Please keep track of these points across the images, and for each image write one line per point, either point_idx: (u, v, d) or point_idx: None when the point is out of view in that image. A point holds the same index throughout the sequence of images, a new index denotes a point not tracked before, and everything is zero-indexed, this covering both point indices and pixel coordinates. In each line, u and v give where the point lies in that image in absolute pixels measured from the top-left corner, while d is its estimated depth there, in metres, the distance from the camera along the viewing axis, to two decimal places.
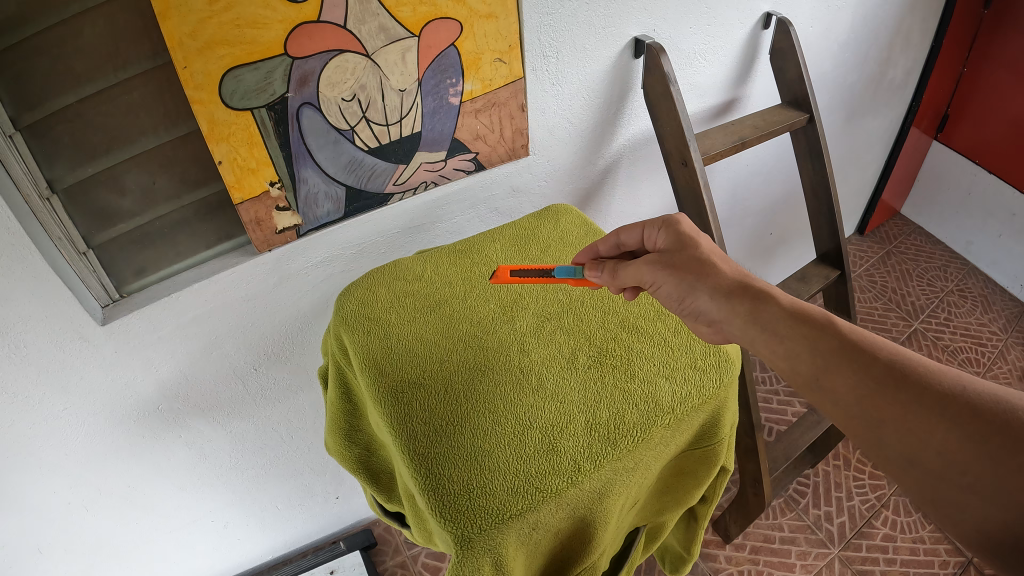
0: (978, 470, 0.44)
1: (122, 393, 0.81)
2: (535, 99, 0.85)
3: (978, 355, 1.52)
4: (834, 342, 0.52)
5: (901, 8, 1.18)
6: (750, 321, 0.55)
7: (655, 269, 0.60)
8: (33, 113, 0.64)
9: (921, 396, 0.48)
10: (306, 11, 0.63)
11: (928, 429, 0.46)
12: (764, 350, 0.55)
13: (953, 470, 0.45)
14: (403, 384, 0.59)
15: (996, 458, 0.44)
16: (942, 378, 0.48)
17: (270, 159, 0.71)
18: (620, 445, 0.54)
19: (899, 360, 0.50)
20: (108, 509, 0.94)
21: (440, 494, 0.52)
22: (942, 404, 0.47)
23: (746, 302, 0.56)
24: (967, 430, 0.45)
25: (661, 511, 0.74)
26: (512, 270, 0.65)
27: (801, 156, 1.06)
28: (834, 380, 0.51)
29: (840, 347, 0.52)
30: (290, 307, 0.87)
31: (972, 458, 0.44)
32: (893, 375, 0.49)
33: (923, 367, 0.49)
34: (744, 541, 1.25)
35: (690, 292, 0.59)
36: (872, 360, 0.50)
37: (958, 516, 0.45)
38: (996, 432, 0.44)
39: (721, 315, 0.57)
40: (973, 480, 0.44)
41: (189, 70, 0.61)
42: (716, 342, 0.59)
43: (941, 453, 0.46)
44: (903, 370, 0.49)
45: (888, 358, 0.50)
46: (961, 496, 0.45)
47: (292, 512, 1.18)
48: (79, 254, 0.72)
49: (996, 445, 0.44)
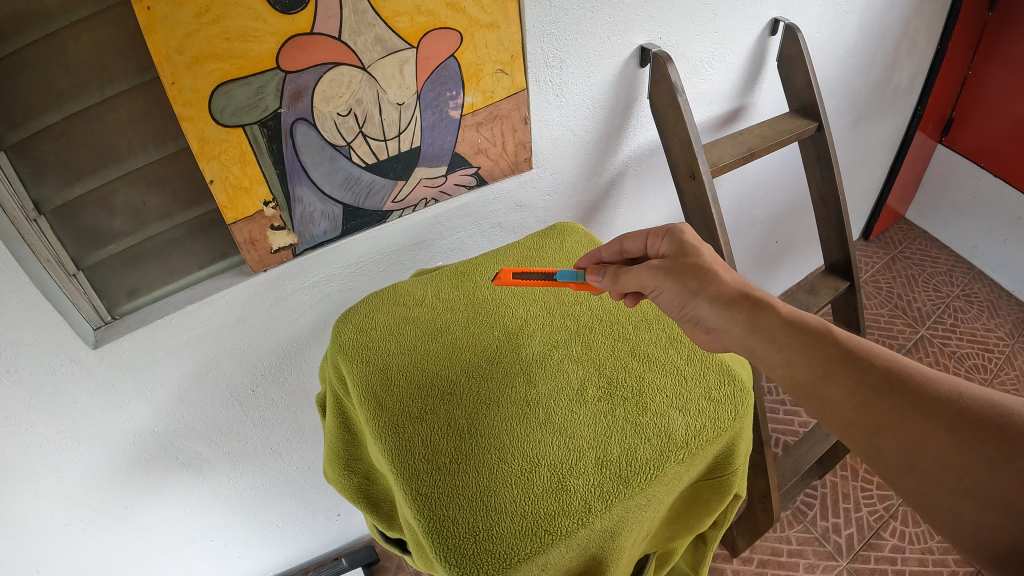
0: (976, 475, 0.43)
1: (116, 417, 0.79)
2: (538, 109, 0.82)
3: (985, 361, 1.50)
4: (832, 350, 0.50)
5: (909, 11, 1.16)
6: (749, 329, 0.53)
7: (657, 274, 0.58)
8: (17, 132, 0.61)
9: (919, 403, 0.46)
10: (299, 22, 0.60)
11: (925, 434, 0.45)
12: (765, 361, 0.53)
13: (950, 476, 0.44)
14: (403, 418, 0.56)
15: (992, 463, 0.42)
16: (937, 384, 0.46)
17: (263, 177, 0.68)
18: (632, 482, 0.51)
19: (897, 367, 0.48)
20: (106, 532, 0.91)
21: (445, 538, 0.49)
22: (938, 410, 0.45)
23: (746, 311, 0.54)
24: (963, 435, 0.44)
25: (672, 537, 0.71)
26: (512, 273, 0.63)
27: (809, 164, 1.04)
28: (831, 388, 0.49)
29: (838, 355, 0.50)
30: (287, 328, 0.84)
31: (970, 464, 0.43)
32: (890, 382, 0.47)
33: (920, 373, 0.47)
34: (751, 555, 1.23)
35: (692, 299, 0.56)
36: (869, 367, 0.48)
37: (955, 523, 0.44)
38: (991, 437, 0.43)
39: (720, 323, 0.55)
40: (970, 486, 0.43)
41: (177, 86, 0.58)
42: (714, 350, 0.57)
43: (937, 459, 0.44)
44: (900, 377, 0.47)
45: (885, 365, 0.48)
46: (959, 502, 0.44)
47: (293, 529, 1.16)
48: (69, 276, 0.68)
49: (992, 449, 0.43)
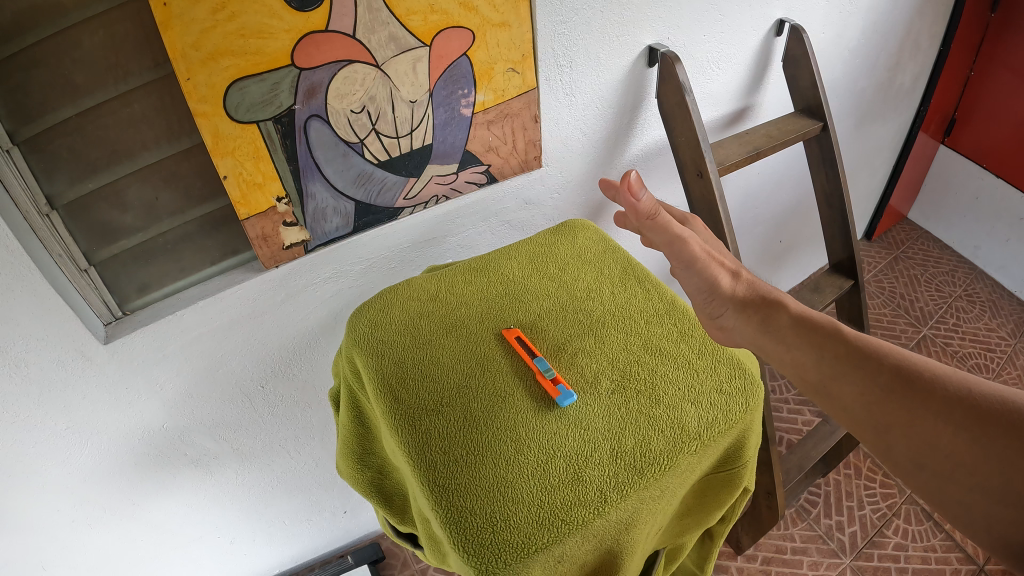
0: (987, 472, 0.42)
1: (126, 412, 0.79)
2: (548, 108, 0.83)
3: (987, 360, 1.51)
4: (840, 349, 0.52)
5: (913, 12, 1.17)
6: (762, 330, 0.56)
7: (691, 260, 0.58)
8: (30, 127, 0.61)
9: (927, 400, 0.46)
10: (314, 20, 0.61)
11: (936, 431, 0.45)
12: (777, 359, 0.55)
13: (961, 472, 0.43)
14: (417, 410, 0.57)
15: (1004, 459, 0.42)
16: (947, 381, 0.46)
17: (276, 173, 0.69)
18: (646, 473, 0.52)
19: (906, 364, 0.49)
20: (113, 527, 0.91)
21: (463, 528, 0.50)
22: (948, 407, 0.45)
23: (759, 311, 0.56)
24: (973, 431, 0.43)
25: (681, 533, 0.72)
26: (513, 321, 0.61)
27: (814, 163, 1.04)
28: (840, 387, 0.50)
29: (846, 355, 0.51)
30: (299, 324, 0.85)
31: (980, 459, 0.42)
32: (898, 381, 0.48)
33: (929, 372, 0.48)
34: (755, 552, 1.23)
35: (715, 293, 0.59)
36: (877, 366, 0.49)
37: (968, 518, 0.43)
38: (1000, 432, 0.42)
39: (736, 322, 0.57)
40: (981, 482, 0.42)
41: (192, 82, 0.59)
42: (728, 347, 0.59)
43: (948, 455, 0.44)
44: (909, 374, 0.48)
45: (895, 363, 0.49)
46: (971, 497, 0.42)
47: (299, 527, 1.16)
48: (80, 271, 0.69)
49: (1003, 445, 0.42)
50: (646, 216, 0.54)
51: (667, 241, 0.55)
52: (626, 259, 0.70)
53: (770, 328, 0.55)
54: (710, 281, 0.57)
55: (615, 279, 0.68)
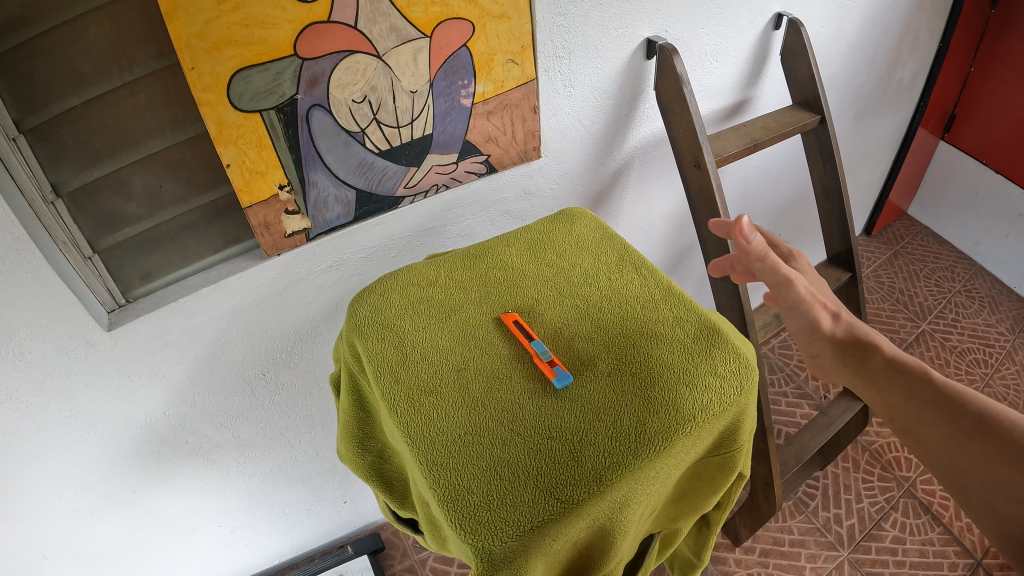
0: None
1: (129, 399, 0.80)
2: (547, 100, 0.84)
3: (986, 355, 1.53)
4: (929, 393, 0.53)
5: (912, 7, 1.17)
6: (855, 370, 0.58)
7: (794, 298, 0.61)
8: (36, 116, 0.62)
9: (1014, 454, 0.47)
10: (316, 10, 0.62)
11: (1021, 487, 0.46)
12: (867, 397, 0.57)
13: None
14: (417, 393, 0.57)
15: None
16: None
17: (278, 162, 0.70)
18: (641, 454, 0.53)
19: (996, 415, 0.50)
20: (115, 516, 0.93)
21: (460, 506, 0.50)
22: None
23: (853, 351, 0.58)
24: None
25: (677, 517, 0.73)
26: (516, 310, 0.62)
27: (812, 156, 1.05)
28: (927, 431, 0.52)
29: (934, 399, 0.52)
30: (300, 312, 0.86)
31: None
32: (986, 431, 0.49)
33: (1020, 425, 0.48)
34: (753, 544, 1.24)
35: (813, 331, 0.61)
36: (965, 412, 0.51)
37: None
38: None
39: (830, 359, 0.59)
40: None
41: (196, 71, 0.60)
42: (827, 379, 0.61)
43: None
44: (997, 426, 0.49)
45: (983, 412, 0.50)
46: None
47: (300, 516, 1.17)
48: (84, 258, 0.70)
49: None
50: (756, 259, 0.57)
51: (776, 282, 0.58)
52: (623, 246, 0.71)
53: (863, 367, 0.57)
54: (811, 321, 0.59)
55: (612, 265, 0.69)
